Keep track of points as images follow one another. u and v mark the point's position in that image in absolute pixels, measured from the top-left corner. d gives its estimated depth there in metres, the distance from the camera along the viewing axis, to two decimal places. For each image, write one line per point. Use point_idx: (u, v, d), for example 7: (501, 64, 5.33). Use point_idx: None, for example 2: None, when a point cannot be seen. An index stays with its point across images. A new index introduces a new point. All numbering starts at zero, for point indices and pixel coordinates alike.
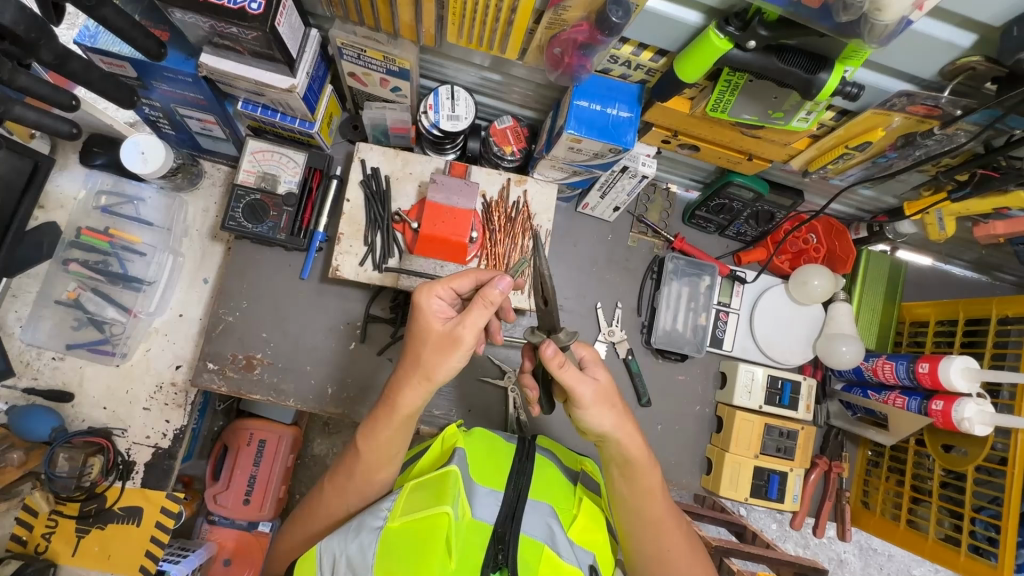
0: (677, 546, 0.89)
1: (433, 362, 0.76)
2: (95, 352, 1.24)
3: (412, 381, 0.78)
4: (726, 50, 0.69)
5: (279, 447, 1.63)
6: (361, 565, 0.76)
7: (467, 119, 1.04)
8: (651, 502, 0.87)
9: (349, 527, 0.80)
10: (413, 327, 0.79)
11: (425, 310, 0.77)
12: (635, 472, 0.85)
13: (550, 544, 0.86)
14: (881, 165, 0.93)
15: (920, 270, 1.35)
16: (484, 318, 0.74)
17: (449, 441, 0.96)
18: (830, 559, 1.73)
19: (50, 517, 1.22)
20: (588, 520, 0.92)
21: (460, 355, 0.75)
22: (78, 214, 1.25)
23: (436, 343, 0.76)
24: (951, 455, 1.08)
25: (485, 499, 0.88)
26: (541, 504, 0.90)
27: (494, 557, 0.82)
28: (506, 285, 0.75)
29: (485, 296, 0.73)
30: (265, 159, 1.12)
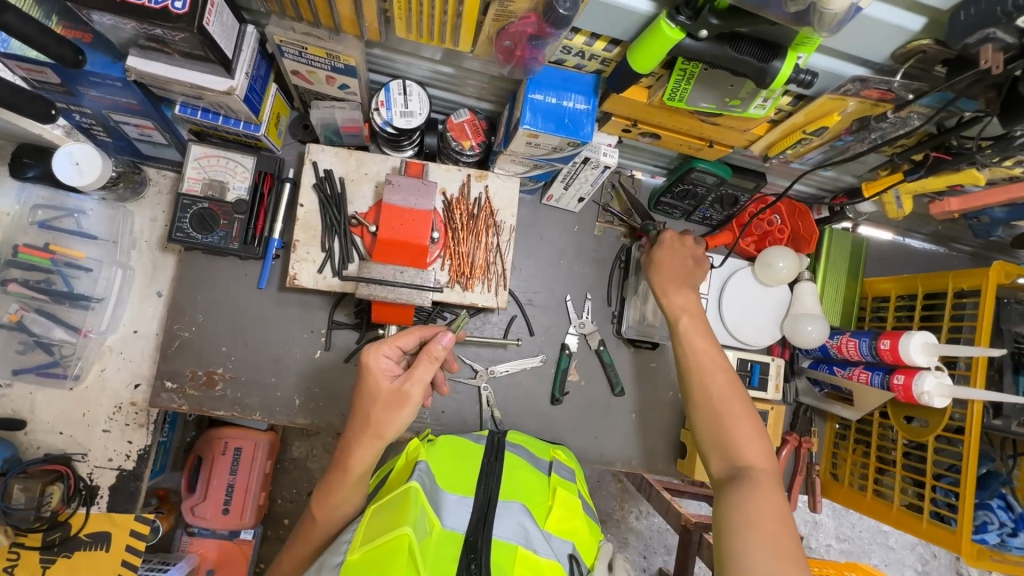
0: (731, 394, 0.89)
1: (384, 420, 0.81)
2: (45, 375, 1.18)
3: (362, 440, 0.82)
4: (678, 39, 0.67)
5: (255, 455, 1.59)
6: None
7: (421, 115, 1.01)
8: (704, 351, 0.94)
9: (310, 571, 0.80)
10: (362, 386, 0.83)
11: (373, 370, 0.82)
12: (693, 328, 0.97)
13: (525, 544, 0.87)
14: (838, 149, 0.93)
15: (881, 245, 1.38)
16: (430, 372, 0.82)
17: (411, 455, 0.97)
18: (805, 523, 1.79)
19: (11, 551, 1.16)
20: (561, 510, 0.95)
21: (409, 410, 0.81)
22: (13, 230, 1.17)
23: (386, 401, 0.81)
24: (912, 426, 1.11)
25: (454, 507, 0.90)
26: (513, 504, 0.92)
27: (467, 566, 0.83)
28: (448, 340, 0.82)
29: (430, 351, 0.81)
30: (212, 164, 1.07)
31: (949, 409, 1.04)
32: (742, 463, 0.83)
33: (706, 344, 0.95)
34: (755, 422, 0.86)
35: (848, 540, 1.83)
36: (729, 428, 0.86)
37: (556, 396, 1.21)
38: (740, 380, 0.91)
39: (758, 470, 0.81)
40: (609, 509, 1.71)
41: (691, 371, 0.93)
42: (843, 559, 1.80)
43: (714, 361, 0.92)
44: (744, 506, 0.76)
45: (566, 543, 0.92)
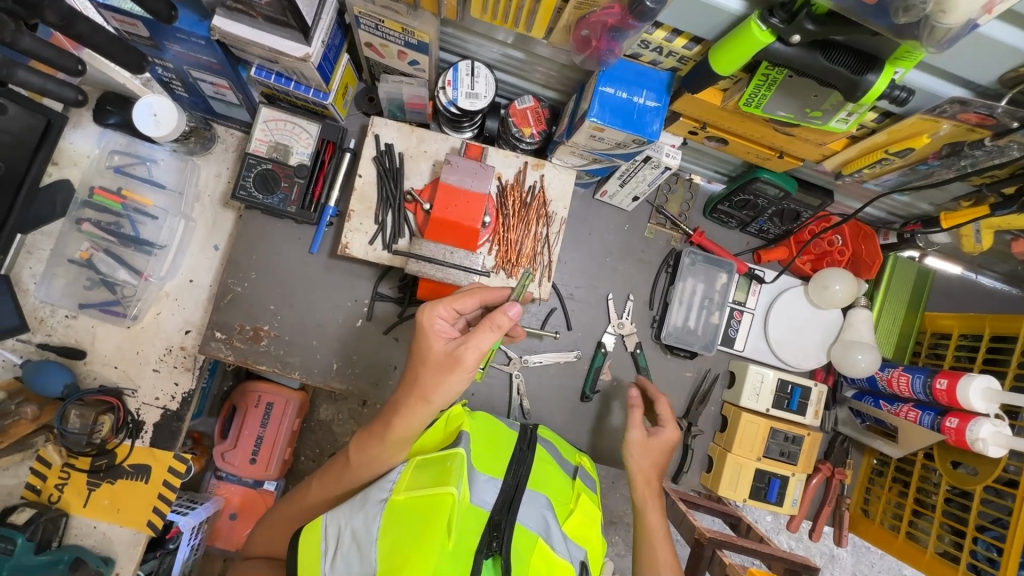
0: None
1: (432, 383, 0.82)
2: (107, 312, 1.25)
3: (411, 403, 0.84)
4: (767, 43, 0.64)
5: (285, 411, 1.66)
6: (366, 538, 0.81)
7: (486, 98, 1.01)
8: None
9: (354, 502, 0.86)
10: (416, 346, 0.85)
11: (429, 330, 0.83)
12: (649, 506, 1.03)
13: (545, 538, 0.91)
14: (921, 173, 0.88)
15: (948, 279, 1.30)
16: (488, 338, 0.80)
17: (454, 420, 1.00)
18: (822, 555, 1.73)
19: (62, 470, 1.23)
20: (582, 516, 0.99)
21: (460, 374, 0.81)
22: (92, 173, 1.25)
23: (437, 365, 0.82)
24: (958, 472, 1.06)
25: (484, 486, 0.90)
26: (538, 495, 0.95)
27: (488, 543, 0.84)
28: (516, 310, 0.81)
29: (495, 320, 0.80)
30: (279, 128, 1.10)
31: (1003, 459, 0.98)
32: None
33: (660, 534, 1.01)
34: None
35: None
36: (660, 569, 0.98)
37: (587, 393, 1.20)
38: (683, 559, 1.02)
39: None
40: None
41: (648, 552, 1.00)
42: None
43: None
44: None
45: (580, 548, 0.96)
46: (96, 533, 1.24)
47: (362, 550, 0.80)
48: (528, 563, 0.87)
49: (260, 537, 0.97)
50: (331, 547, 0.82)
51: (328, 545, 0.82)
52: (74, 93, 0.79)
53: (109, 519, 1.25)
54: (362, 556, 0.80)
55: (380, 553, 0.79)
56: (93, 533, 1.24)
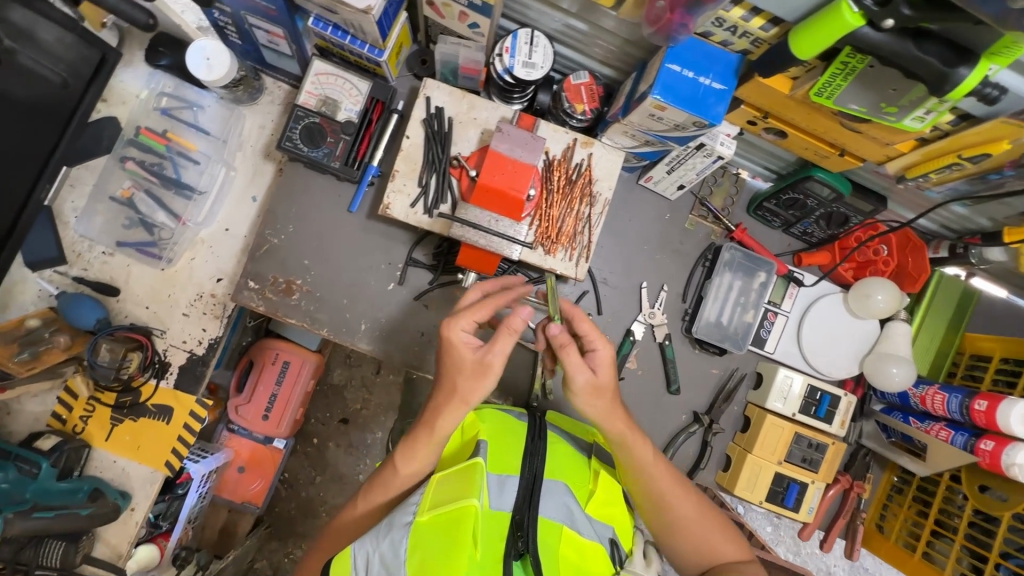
0: (702, 515, 0.97)
1: (466, 389, 0.85)
2: (143, 253, 1.26)
3: (450, 408, 0.87)
4: (856, 27, 0.62)
5: (300, 371, 1.67)
6: (395, 562, 0.80)
7: (542, 69, 0.99)
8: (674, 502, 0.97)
9: (379, 528, 0.85)
10: (446, 361, 0.86)
11: (455, 345, 0.84)
12: (636, 452, 0.95)
13: (569, 524, 0.91)
14: (990, 183, 0.84)
15: (992, 302, 1.26)
16: (512, 344, 0.84)
17: (469, 430, 1.02)
18: None
19: (88, 403, 1.25)
20: (604, 495, 0.97)
21: (491, 378, 0.85)
22: (139, 112, 1.25)
23: (470, 372, 0.85)
24: (985, 496, 1.04)
25: (502, 487, 0.92)
26: (556, 483, 0.95)
27: (515, 543, 0.85)
28: (529, 313, 0.84)
29: (513, 326, 0.83)
30: (328, 82, 1.09)
31: None
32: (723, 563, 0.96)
33: (659, 474, 0.97)
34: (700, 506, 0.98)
35: None
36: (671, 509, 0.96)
37: None
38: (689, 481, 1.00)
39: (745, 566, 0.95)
40: None
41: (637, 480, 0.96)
42: None
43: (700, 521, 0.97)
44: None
45: (607, 527, 0.96)
46: (115, 467, 1.27)
47: (392, 574, 0.79)
48: (557, 552, 0.87)
49: (307, 573, 0.96)
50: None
51: (359, 571, 0.81)
52: (145, 17, 0.96)
53: (129, 454, 1.27)
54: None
55: (411, 573, 0.79)
56: (113, 467, 1.27)
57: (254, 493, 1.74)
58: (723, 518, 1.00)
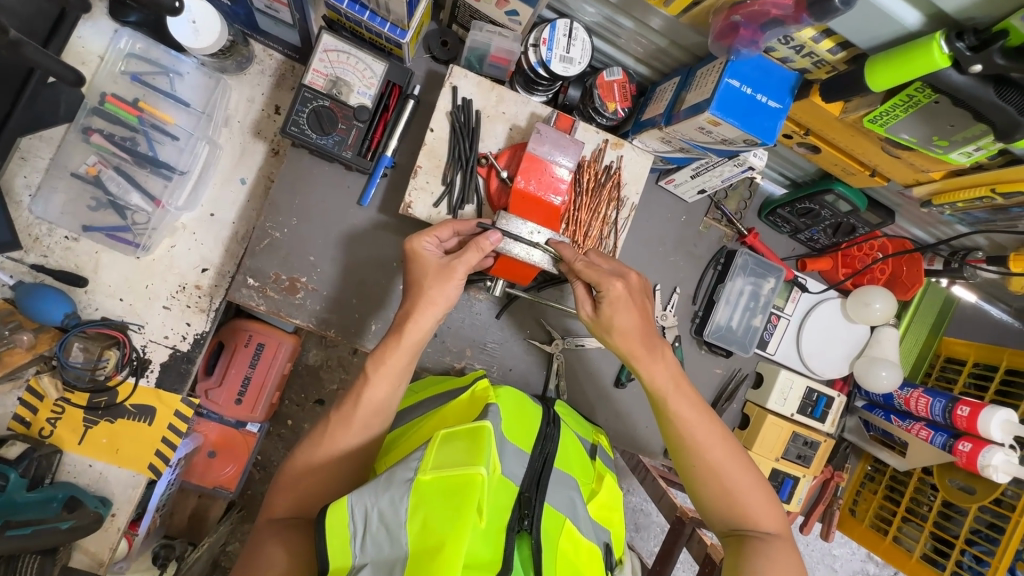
0: (738, 465, 0.90)
1: (437, 291, 0.83)
2: (114, 239, 1.12)
3: (421, 310, 0.83)
4: (941, 67, 0.61)
5: (276, 355, 1.34)
6: (395, 521, 0.70)
7: (580, 65, 0.93)
8: (725, 462, 0.89)
9: (378, 480, 0.73)
10: (410, 271, 0.86)
11: (418, 252, 0.84)
12: (675, 398, 0.89)
13: (572, 519, 0.87)
14: (1009, 214, 0.88)
15: (964, 308, 1.36)
16: (478, 259, 0.84)
17: (480, 395, 0.93)
18: None
19: (56, 404, 1.14)
20: (605, 497, 0.97)
21: (454, 286, 0.84)
22: (104, 77, 1.08)
23: (435, 274, 0.83)
24: (956, 490, 1.14)
25: (513, 458, 0.87)
26: (565, 476, 0.91)
27: (518, 521, 0.80)
28: (497, 238, 0.86)
29: (481, 243, 0.84)
30: (338, 60, 0.98)
31: (1002, 486, 1.07)
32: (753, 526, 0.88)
33: (696, 418, 0.89)
34: (755, 474, 0.90)
35: None
36: (722, 472, 0.88)
37: (621, 379, 1.21)
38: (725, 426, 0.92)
39: (775, 537, 0.87)
40: None
41: (687, 446, 0.89)
42: None
43: (751, 482, 0.89)
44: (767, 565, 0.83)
45: (605, 531, 0.94)
46: (91, 472, 1.17)
47: (391, 533, 0.70)
48: (557, 544, 0.82)
49: (277, 501, 0.82)
50: (358, 528, 0.71)
51: (355, 527, 0.71)
52: None
53: (107, 458, 1.17)
54: (392, 539, 0.70)
55: (411, 536, 0.70)
56: (88, 472, 1.17)
57: (227, 479, 1.42)
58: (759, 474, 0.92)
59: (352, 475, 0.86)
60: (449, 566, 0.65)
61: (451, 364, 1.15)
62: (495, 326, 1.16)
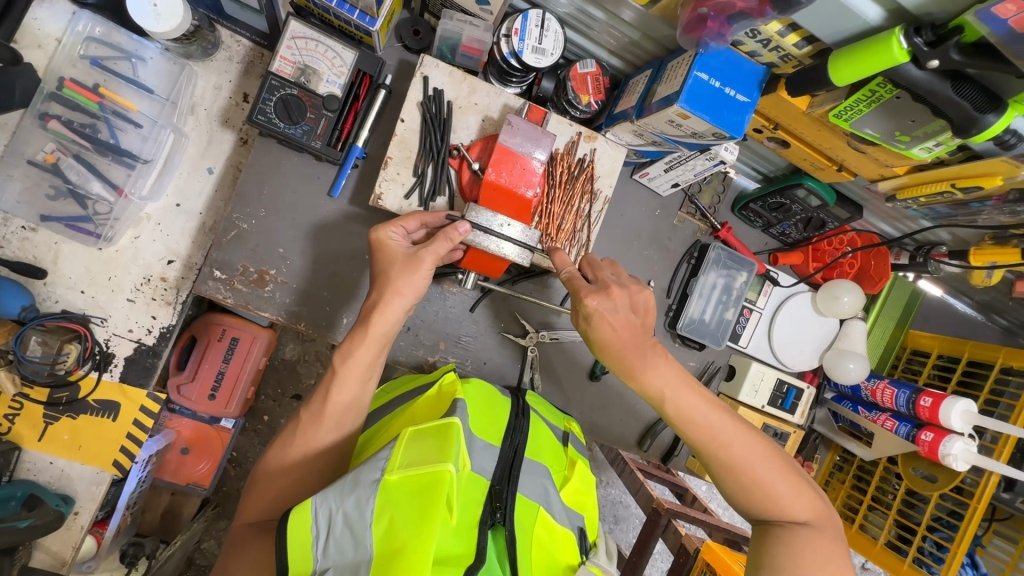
0: (761, 455, 0.82)
1: (403, 281, 0.81)
2: (74, 229, 1.08)
3: (386, 303, 0.81)
4: (901, 62, 0.62)
5: (251, 349, 1.31)
6: (360, 523, 0.69)
7: (553, 56, 0.92)
8: (743, 455, 0.82)
9: (344, 481, 0.72)
10: (377, 263, 0.84)
11: (384, 242, 0.83)
12: (682, 393, 0.83)
13: (545, 507, 0.86)
14: (969, 209, 0.90)
15: (929, 301, 1.39)
16: (446, 249, 0.83)
17: (448, 389, 0.93)
18: None
19: (14, 400, 1.10)
20: (577, 483, 0.96)
21: (421, 277, 0.82)
22: (62, 61, 1.03)
23: (402, 263, 0.82)
24: (918, 478, 1.17)
25: (482, 452, 0.86)
26: (537, 465, 0.91)
27: (491, 515, 0.80)
28: (468, 228, 0.84)
29: (450, 233, 0.83)
30: (306, 47, 0.96)
31: (962, 473, 1.09)
32: (785, 517, 0.80)
33: (707, 410, 0.83)
34: (780, 463, 0.82)
35: None
36: (739, 467, 0.81)
37: (597, 371, 1.21)
38: (741, 416, 0.85)
39: (809, 528, 0.79)
40: None
41: (698, 445, 0.83)
42: None
43: (776, 472, 0.81)
44: (800, 559, 0.75)
45: (579, 516, 0.93)
46: (52, 469, 1.14)
47: (356, 536, 0.69)
48: (532, 534, 0.82)
49: (250, 504, 0.79)
50: (322, 531, 0.69)
51: (318, 530, 0.69)
52: None
53: (69, 455, 1.14)
54: (356, 542, 0.69)
55: (376, 539, 0.69)
56: (50, 469, 1.14)
57: (201, 476, 1.40)
58: (787, 461, 0.84)
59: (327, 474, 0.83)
60: (417, 566, 0.65)
61: (425, 358, 1.14)
62: (470, 320, 1.15)
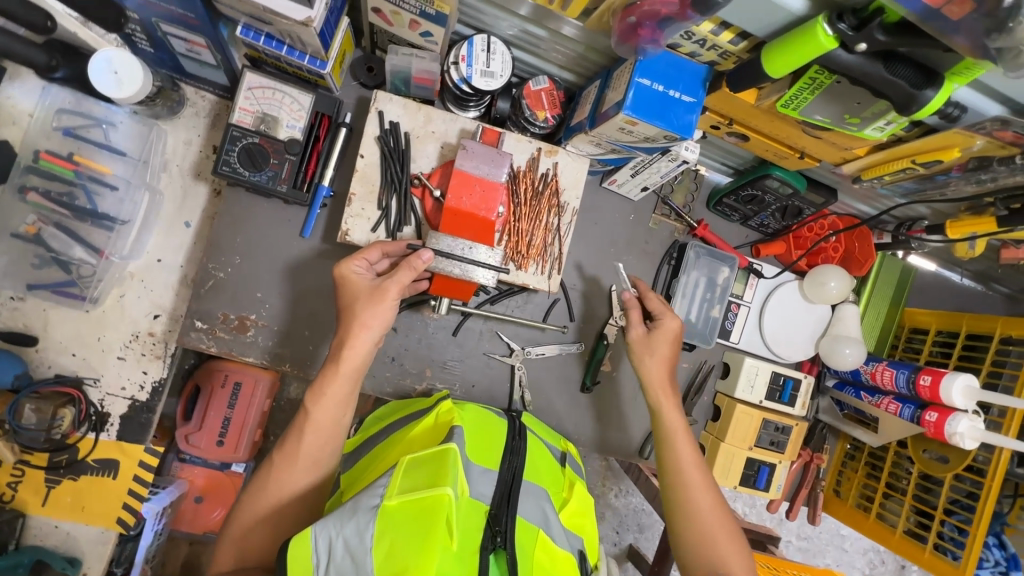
0: (707, 493, 0.94)
1: (369, 313, 0.83)
2: (61, 295, 1.11)
3: (354, 338, 0.82)
4: (829, 49, 0.61)
5: (253, 393, 1.32)
6: (360, 549, 0.67)
7: (502, 78, 0.93)
8: (686, 440, 0.98)
9: (342, 509, 0.71)
10: (343, 298, 0.85)
11: (347, 275, 0.85)
12: (657, 375, 1.02)
13: (545, 528, 0.84)
14: (937, 182, 0.89)
15: (924, 277, 1.37)
16: (410, 278, 0.84)
17: (444, 417, 0.93)
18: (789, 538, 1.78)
19: (16, 467, 1.12)
20: (576, 504, 0.95)
21: (387, 307, 0.83)
22: (36, 134, 1.07)
23: (366, 297, 0.83)
24: (929, 460, 1.14)
25: (479, 479, 0.86)
26: (535, 488, 0.90)
27: (491, 540, 0.78)
28: (431, 254, 0.84)
29: (413, 262, 0.84)
30: (264, 96, 0.98)
31: (972, 453, 1.07)
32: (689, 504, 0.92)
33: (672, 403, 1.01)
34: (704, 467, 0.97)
35: (807, 538, 1.80)
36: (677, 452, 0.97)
37: (587, 383, 1.19)
38: (721, 494, 0.95)
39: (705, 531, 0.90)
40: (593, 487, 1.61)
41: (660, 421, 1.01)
42: (802, 557, 1.77)
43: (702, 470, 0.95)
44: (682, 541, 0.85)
45: (578, 538, 0.91)
46: (59, 533, 1.16)
47: (357, 562, 0.66)
48: (533, 556, 0.80)
49: (223, 558, 0.78)
50: (322, 560, 0.67)
51: (318, 559, 0.67)
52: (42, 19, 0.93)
53: (74, 517, 1.16)
54: (357, 568, 0.66)
55: (377, 563, 0.67)
56: (55, 533, 1.16)
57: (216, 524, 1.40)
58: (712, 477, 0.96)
59: (306, 517, 0.83)
60: None
61: (413, 386, 1.14)
62: (454, 343, 1.15)
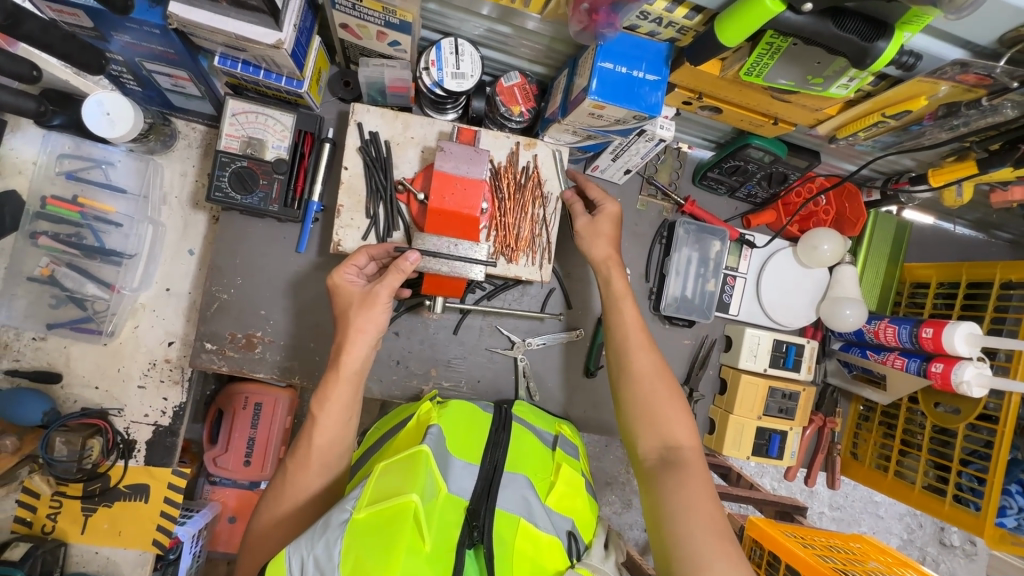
0: (658, 383, 0.95)
1: (363, 320, 0.86)
2: (78, 331, 1.16)
3: (354, 342, 0.86)
4: (777, 12, 0.62)
5: (274, 411, 1.35)
6: (329, 566, 0.69)
7: (473, 77, 0.95)
8: (634, 327, 0.99)
9: (314, 527, 0.73)
10: (339, 305, 0.89)
11: (340, 284, 0.88)
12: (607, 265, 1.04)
13: (527, 517, 0.87)
14: (912, 133, 0.89)
15: (922, 230, 1.35)
16: (400, 282, 0.86)
17: (424, 419, 0.95)
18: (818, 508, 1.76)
19: (53, 499, 1.18)
20: (564, 486, 0.95)
21: (380, 310, 0.87)
22: (40, 180, 1.12)
23: (360, 303, 0.87)
24: (941, 412, 1.13)
25: (459, 475, 0.88)
26: (516, 476, 0.92)
27: (469, 535, 0.80)
28: (417, 255, 0.87)
29: (401, 265, 0.86)
30: (249, 121, 1.02)
31: (982, 399, 1.06)
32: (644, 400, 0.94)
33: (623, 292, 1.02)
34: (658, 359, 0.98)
35: (840, 508, 1.78)
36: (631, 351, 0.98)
37: (591, 367, 1.21)
38: (664, 358, 0.99)
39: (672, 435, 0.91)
40: (613, 473, 1.62)
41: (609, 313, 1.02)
42: (834, 526, 1.75)
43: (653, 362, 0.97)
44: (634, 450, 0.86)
45: (567, 519, 0.93)
46: (99, 558, 1.21)
47: None
48: (513, 547, 0.83)
49: (247, 560, 0.82)
50: None
51: None
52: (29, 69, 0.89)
53: (111, 542, 1.21)
54: None
55: None
56: (96, 558, 1.21)
57: None
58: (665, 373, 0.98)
59: None
60: None
61: (420, 387, 1.17)
62: (455, 342, 1.18)
